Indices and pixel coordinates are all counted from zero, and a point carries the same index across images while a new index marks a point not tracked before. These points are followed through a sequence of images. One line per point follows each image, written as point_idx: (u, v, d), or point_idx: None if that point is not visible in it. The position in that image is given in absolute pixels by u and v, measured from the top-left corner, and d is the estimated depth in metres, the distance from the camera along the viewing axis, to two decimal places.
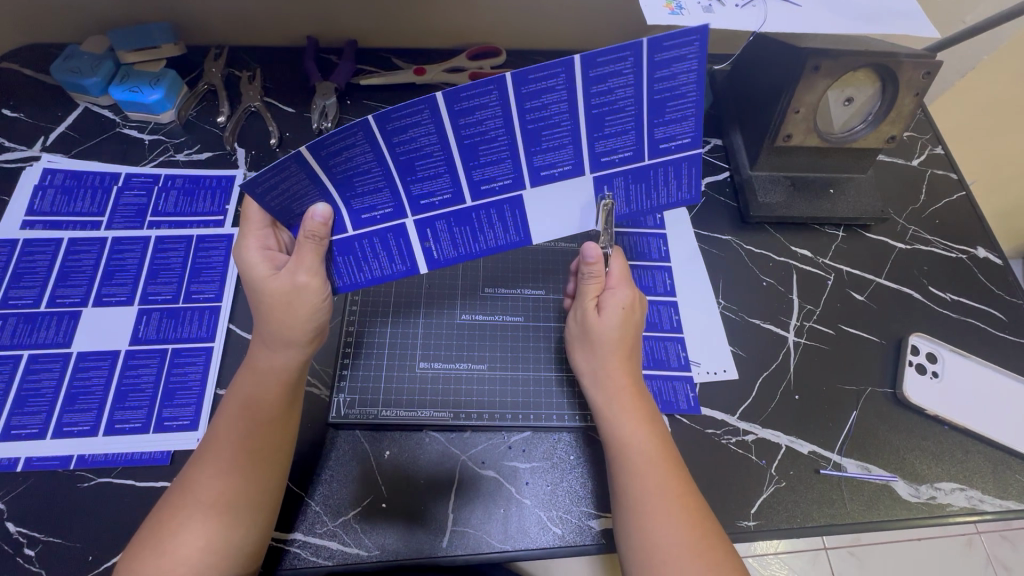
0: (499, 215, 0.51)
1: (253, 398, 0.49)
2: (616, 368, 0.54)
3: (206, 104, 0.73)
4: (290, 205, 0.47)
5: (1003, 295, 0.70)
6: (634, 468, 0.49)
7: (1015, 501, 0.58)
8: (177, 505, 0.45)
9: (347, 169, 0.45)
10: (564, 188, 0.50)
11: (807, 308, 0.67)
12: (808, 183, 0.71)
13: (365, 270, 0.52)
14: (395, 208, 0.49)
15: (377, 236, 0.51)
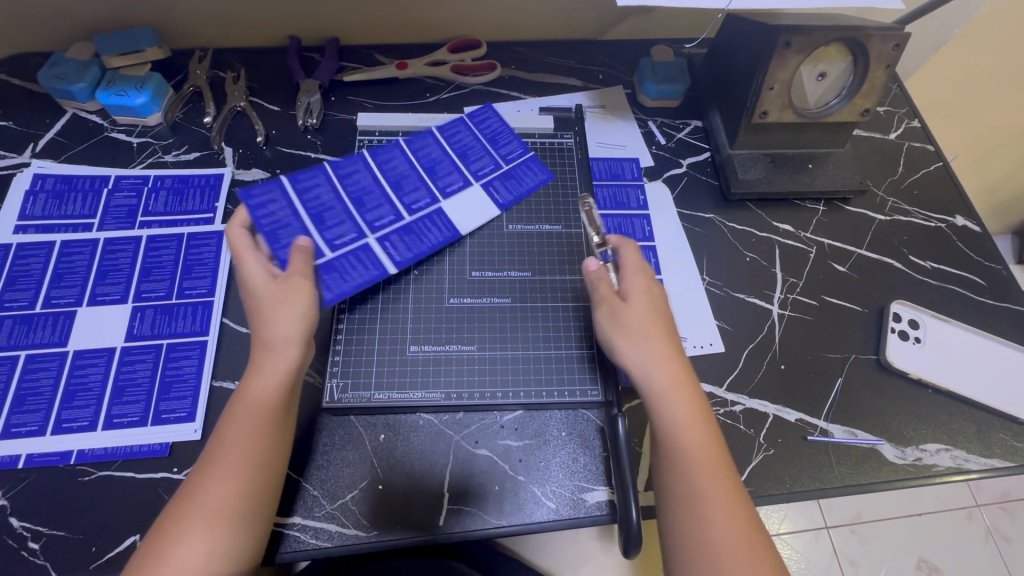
0: (435, 223, 0.64)
1: (262, 401, 0.49)
2: (668, 362, 0.53)
3: (192, 105, 0.74)
4: (271, 235, 0.58)
5: (983, 260, 0.71)
6: (689, 464, 0.49)
7: (999, 459, 0.59)
8: (184, 512, 0.46)
9: (315, 210, 0.61)
10: (469, 196, 0.67)
11: (790, 281, 0.68)
12: (786, 159, 0.73)
13: (340, 285, 0.57)
14: (357, 236, 0.61)
15: (351, 256, 0.60)
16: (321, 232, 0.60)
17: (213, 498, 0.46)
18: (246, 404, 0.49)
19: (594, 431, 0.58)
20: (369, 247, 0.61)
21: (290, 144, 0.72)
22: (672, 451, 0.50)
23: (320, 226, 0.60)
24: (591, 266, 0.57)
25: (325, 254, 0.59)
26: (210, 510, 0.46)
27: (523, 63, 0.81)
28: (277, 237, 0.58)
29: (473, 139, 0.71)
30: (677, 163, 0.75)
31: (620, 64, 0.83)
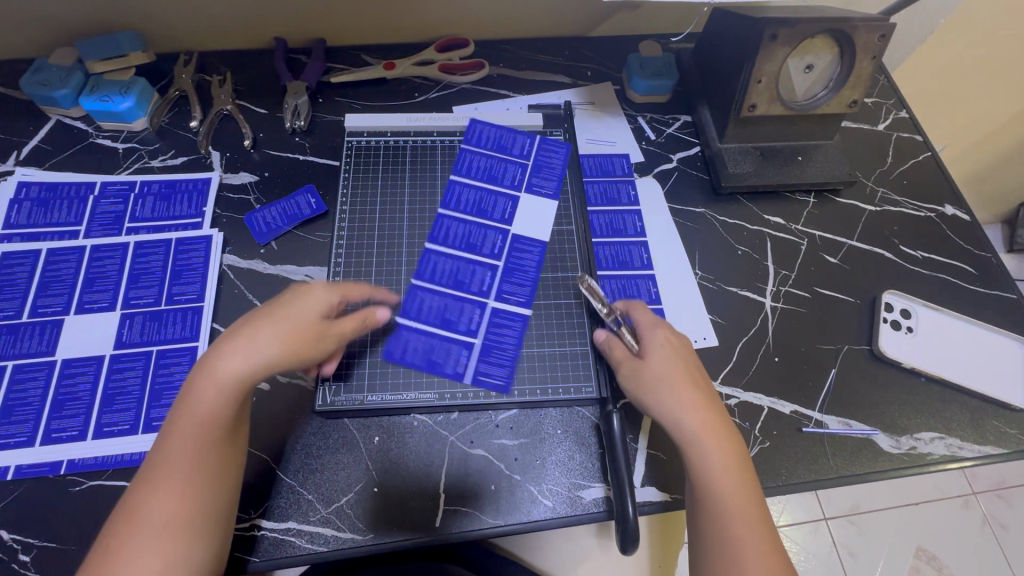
0: (524, 247, 0.66)
1: (203, 413, 0.46)
2: (699, 408, 0.51)
3: (179, 109, 0.73)
4: (487, 348, 0.60)
5: (972, 249, 0.71)
6: (719, 510, 0.47)
7: (993, 446, 0.60)
8: (122, 521, 0.44)
9: (436, 316, 0.61)
10: (526, 208, 0.68)
11: (782, 274, 0.68)
12: (776, 152, 0.73)
13: (504, 362, 0.59)
14: (486, 308, 0.62)
15: (494, 328, 0.61)
16: (491, 325, 0.61)
17: (151, 511, 0.44)
18: (187, 417, 0.46)
19: (590, 427, 0.58)
20: (500, 308, 0.62)
21: (278, 147, 0.72)
22: (705, 496, 0.48)
23: (453, 326, 0.61)
24: (599, 337, 0.58)
25: (473, 341, 0.60)
26: (148, 521, 0.43)
27: (511, 61, 0.81)
28: (492, 351, 0.60)
29: (488, 159, 0.71)
30: (668, 158, 0.75)
31: (608, 61, 0.83)
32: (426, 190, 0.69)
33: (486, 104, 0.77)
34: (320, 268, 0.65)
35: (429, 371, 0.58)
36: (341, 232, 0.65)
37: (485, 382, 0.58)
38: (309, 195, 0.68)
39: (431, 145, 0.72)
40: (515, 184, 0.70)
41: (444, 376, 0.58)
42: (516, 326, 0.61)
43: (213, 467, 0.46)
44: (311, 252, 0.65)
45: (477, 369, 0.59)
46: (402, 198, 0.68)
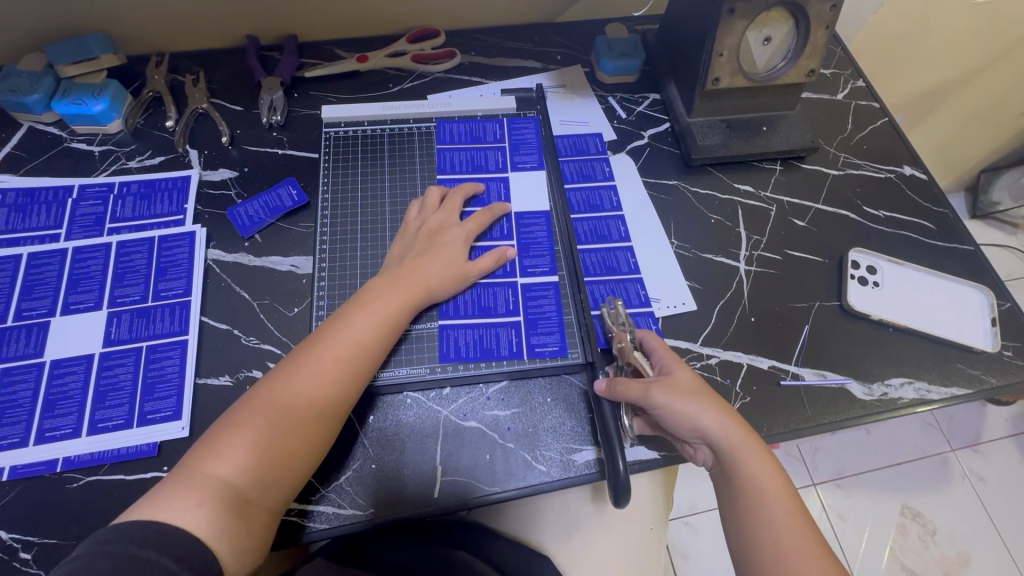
0: (531, 221, 0.68)
1: (308, 383, 0.51)
2: (730, 415, 0.53)
3: (153, 110, 0.73)
4: (533, 322, 0.62)
5: (931, 206, 0.75)
6: (769, 514, 0.49)
7: (958, 386, 0.63)
8: (228, 436, 0.48)
9: (474, 308, 0.62)
10: (520, 184, 0.71)
11: (754, 239, 0.71)
12: (741, 124, 0.76)
13: (552, 329, 0.62)
14: (517, 286, 0.64)
15: (536, 302, 0.63)
16: (528, 300, 0.63)
17: (255, 441, 0.48)
18: (292, 383, 0.51)
19: (579, 393, 0.60)
20: (530, 283, 0.64)
21: (255, 142, 0.72)
22: (755, 502, 0.49)
23: (493, 312, 0.62)
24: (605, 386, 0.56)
25: (518, 318, 0.62)
26: (248, 453, 0.48)
27: (482, 49, 0.83)
28: (539, 323, 0.62)
29: (465, 152, 0.72)
30: (639, 135, 0.78)
31: (577, 44, 0.85)
32: (405, 177, 0.70)
33: (459, 91, 0.78)
34: (306, 257, 0.65)
35: (485, 359, 0.60)
36: (324, 220, 0.67)
37: (544, 353, 0.60)
38: (290, 187, 0.69)
39: (407, 133, 0.73)
40: (500, 167, 0.71)
41: (502, 358, 0.60)
42: (552, 294, 0.64)
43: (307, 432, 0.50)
44: (295, 243, 0.66)
45: (530, 342, 0.61)
46: (382, 185, 0.70)
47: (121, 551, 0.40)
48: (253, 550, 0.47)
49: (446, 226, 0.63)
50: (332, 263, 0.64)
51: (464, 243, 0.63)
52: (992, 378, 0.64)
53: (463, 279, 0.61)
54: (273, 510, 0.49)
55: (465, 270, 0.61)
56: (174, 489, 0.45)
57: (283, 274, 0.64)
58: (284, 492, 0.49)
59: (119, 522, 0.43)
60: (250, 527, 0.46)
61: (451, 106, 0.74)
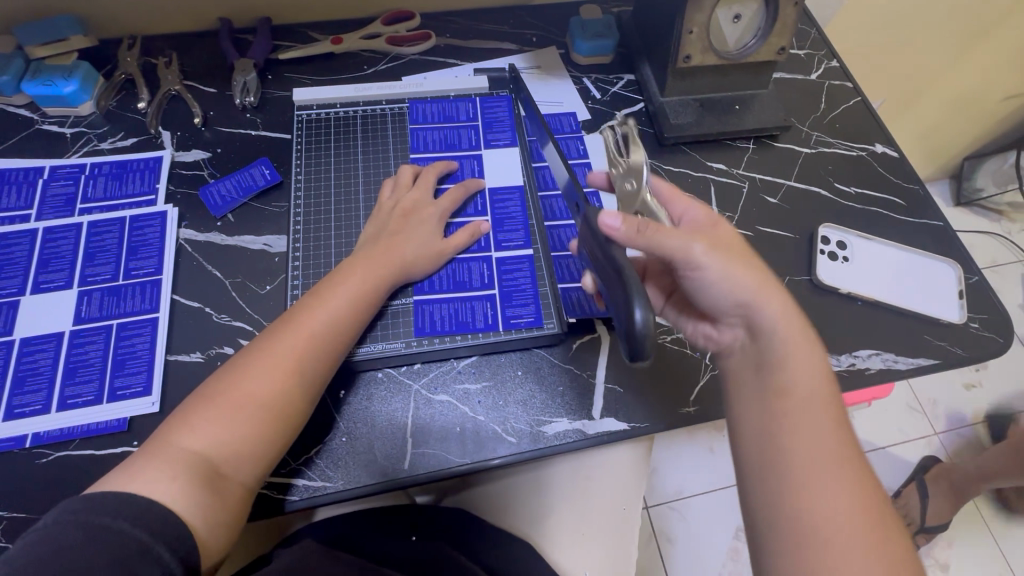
0: (504, 197, 0.68)
1: (287, 360, 0.51)
2: (783, 305, 0.49)
3: (125, 92, 0.73)
4: (507, 295, 0.62)
5: (902, 182, 0.76)
6: (799, 419, 0.44)
7: (925, 357, 0.64)
8: (201, 411, 0.48)
9: (448, 283, 0.63)
10: (495, 161, 0.71)
11: (727, 215, 0.72)
12: (715, 103, 0.76)
13: (527, 302, 0.62)
14: (492, 261, 0.64)
15: (511, 275, 0.63)
16: (503, 274, 0.63)
17: (230, 415, 0.48)
18: (271, 359, 0.51)
19: (550, 367, 0.60)
20: (505, 257, 0.65)
21: (229, 123, 0.72)
22: (789, 399, 0.46)
23: (467, 287, 0.62)
24: (613, 225, 0.48)
25: (492, 292, 0.62)
26: (225, 428, 0.47)
27: (458, 32, 0.83)
28: (513, 296, 0.62)
29: (439, 131, 0.72)
30: (614, 115, 0.78)
31: (553, 27, 0.85)
32: (379, 157, 0.70)
33: (434, 72, 0.78)
34: (279, 236, 0.65)
35: (460, 332, 0.60)
36: (298, 199, 0.67)
37: (519, 324, 0.61)
38: (263, 167, 0.69)
39: (381, 113, 0.73)
40: (474, 145, 0.72)
41: (477, 330, 0.60)
42: (526, 267, 0.64)
43: (286, 407, 0.50)
44: (268, 222, 0.66)
45: (506, 315, 0.61)
46: (355, 164, 0.70)
47: (91, 520, 0.39)
48: (228, 524, 0.46)
49: (421, 204, 0.64)
50: (306, 241, 0.64)
51: (438, 221, 0.64)
52: (959, 348, 0.65)
53: (438, 256, 0.62)
54: (248, 486, 0.48)
55: (439, 248, 0.62)
56: (146, 463, 0.45)
57: (256, 253, 0.64)
58: (259, 468, 0.49)
59: (88, 492, 0.41)
60: (225, 502, 0.46)
61: (424, 87, 0.74)
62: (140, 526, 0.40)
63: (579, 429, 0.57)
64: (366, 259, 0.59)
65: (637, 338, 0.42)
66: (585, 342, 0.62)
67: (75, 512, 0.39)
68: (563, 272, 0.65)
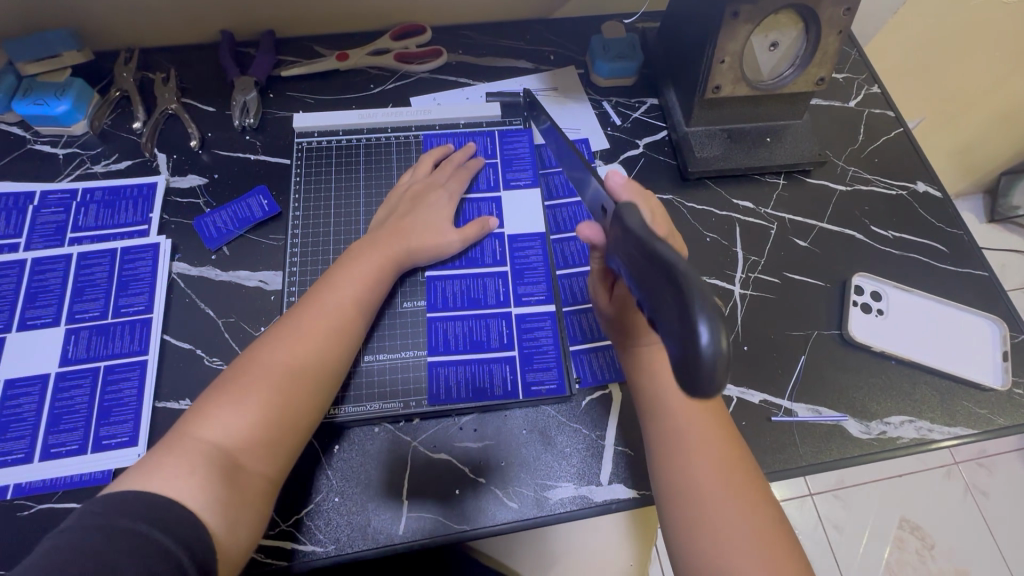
0: (526, 244, 0.64)
1: (300, 342, 0.50)
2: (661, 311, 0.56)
3: (121, 111, 0.70)
4: (528, 357, 0.59)
5: (944, 226, 0.70)
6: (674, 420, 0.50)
7: (963, 426, 0.59)
8: (216, 401, 0.46)
9: (465, 342, 0.59)
10: (519, 200, 0.67)
11: (752, 260, 0.67)
12: (743, 134, 0.71)
13: (549, 365, 0.58)
14: (511, 317, 0.60)
15: (534, 333, 0.60)
16: (522, 333, 0.60)
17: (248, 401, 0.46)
18: (283, 341, 0.50)
19: (557, 427, 0.56)
20: (525, 313, 0.61)
21: (227, 147, 0.69)
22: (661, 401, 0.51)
23: (485, 346, 0.59)
24: None
25: (512, 353, 0.59)
26: (241, 415, 0.45)
27: (471, 48, 0.78)
28: (535, 359, 0.58)
29: None
30: (634, 144, 0.73)
31: (573, 44, 0.79)
32: (383, 192, 0.67)
33: (445, 94, 0.74)
34: (275, 273, 0.62)
35: (477, 398, 0.56)
36: (296, 234, 0.64)
37: (540, 392, 0.57)
38: (261, 197, 0.65)
39: (386, 142, 0.70)
40: (492, 186, 0.68)
41: (495, 399, 0.56)
42: (549, 325, 0.60)
43: (302, 390, 0.49)
44: (264, 257, 0.63)
45: (526, 380, 0.57)
46: (357, 197, 0.66)
47: (113, 523, 0.37)
48: (248, 528, 0.43)
49: (431, 187, 0.64)
50: (302, 280, 0.61)
51: (447, 203, 0.64)
52: (1001, 417, 0.60)
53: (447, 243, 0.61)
54: (271, 477, 0.46)
55: (450, 232, 0.62)
56: (166, 455, 0.43)
57: (251, 291, 0.61)
58: (281, 455, 0.47)
59: (106, 494, 0.39)
60: (245, 495, 0.44)
61: (433, 114, 0.71)
62: (160, 526, 0.38)
63: (584, 496, 0.54)
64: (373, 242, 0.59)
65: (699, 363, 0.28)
66: (595, 400, 0.58)
67: (98, 516, 0.37)
68: (578, 330, 0.61)
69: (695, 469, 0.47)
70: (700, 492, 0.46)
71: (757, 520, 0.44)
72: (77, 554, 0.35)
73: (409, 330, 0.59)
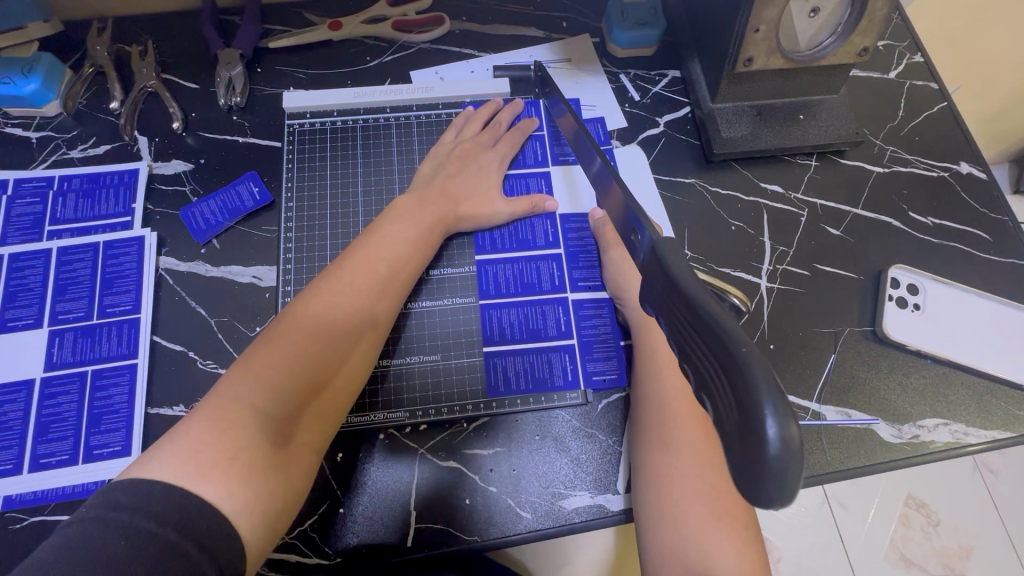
0: (577, 226, 0.61)
1: (347, 297, 0.46)
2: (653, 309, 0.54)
3: (97, 88, 0.64)
4: (587, 346, 0.56)
5: (988, 212, 0.65)
6: (659, 418, 0.48)
7: (1000, 429, 0.56)
8: (250, 362, 0.40)
9: (521, 330, 0.56)
10: (567, 178, 0.63)
11: (780, 250, 0.62)
12: (774, 111, 0.64)
13: (609, 355, 0.56)
14: (567, 303, 0.58)
15: (589, 323, 0.57)
16: (580, 321, 0.57)
17: (291, 362, 0.41)
18: (326, 294, 0.45)
19: (571, 433, 0.53)
20: (581, 299, 0.58)
21: (212, 128, 0.63)
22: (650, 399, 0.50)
23: (543, 335, 0.56)
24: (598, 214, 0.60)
25: (570, 342, 0.56)
26: (284, 378, 0.40)
27: (476, 14, 0.71)
28: (594, 347, 0.56)
29: None
30: (654, 122, 0.67)
31: (588, 8, 0.72)
32: (384, 176, 0.62)
33: (448, 67, 0.68)
34: (269, 268, 0.58)
35: (538, 390, 0.54)
36: (290, 226, 0.59)
37: (602, 382, 0.55)
38: (251, 183, 0.60)
39: (384, 123, 0.64)
40: (539, 160, 0.64)
41: (556, 389, 0.55)
42: (606, 312, 0.58)
43: (348, 353, 0.44)
44: (257, 251, 0.58)
45: (587, 370, 0.55)
46: (354, 182, 0.61)
47: (136, 526, 0.30)
48: (279, 527, 0.37)
49: (479, 148, 0.61)
50: (300, 275, 0.57)
51: (497, 167, 0.61)
52: None
53: (486, 207, 0.58)
54: (315, 448, 0.41)
55: (494, 194, 0.60)
56: (207, 426, 0.36)
57: (244, 287, 0.57)
58: (328, 425, 0.42)
59: (121, 480, 0.32)
60: (291, 475, 0.38)
61: (436, 91, 0.65)
62: (191, 536, 0.31)
63: (601, 506, 0.51)
64: (404, 202, 0.55)
65: (765, 469, 0.20)
66: (612, 404, 0.55)
67: (122, 510, 0.30)
68: (618, 328, 0.57)
69: (676, 451, 0.46)
70: (680, 472, 0.45)
71: (728, 503, 0.44)
72: (93, 562, 0.28)
73: (418, 334, 0.56)
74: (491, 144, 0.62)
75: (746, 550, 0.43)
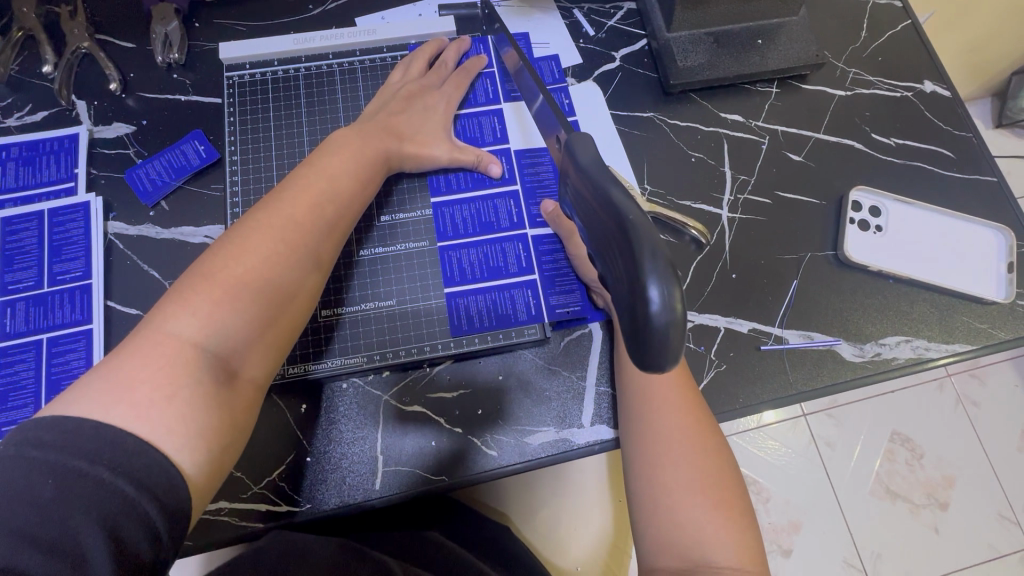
0: (533, 163, 0.60)
1: (289, 232, 0.44)
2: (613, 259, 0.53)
3: (28, 53, 0.61)
4: (548, 280, 0.56)
5: (952, 130, 0.64)
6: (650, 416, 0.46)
7: (961, 343, 0.56)
8: (185, 298, 0.39)
9: (481, 269, 0.56)
10: (520, 115, 0.62)
11: (741, 179, 0.61)
12: (731, 38, 0.62)
13: (570, 288, 0.56)
14: (527, 240, 0.57)
15: (548, 257, 0.57)
16: (541, 256, 0.57)
17: (230, 299, 0.40)
18: (265, 228, 0.43)
19: (535, 370, 0.54)
20: (541, 235, 0.57)
21: (152, 88, 0.61)
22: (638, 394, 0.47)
23: (503, 272, 0.56)
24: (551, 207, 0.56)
25: (531, 277, 0.56)
26: (224, 314, 0.39)
27: None
28: (555, 280, 0.56)
29: None
30: (610, 57, 0.65)
31: None
32: (332, 125, 0.60)
33: (394, 12, 0.65)
34: (221, 226, 0.57)
35: (500, 326, 0.54)
36: (236, 182, 0.58)
37: (564, 314, 0.55)
38: (196, 142, 0.59)
39: (329, 70, 0.62)
40: (490, 99, 0.62)
41: (517, 323, 0.54)
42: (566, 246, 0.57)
43: (291, 288, 0.43)
44: (207, 210, 0.57)
45: (549, 303, 0.55)
46: (300, 134, 0.60)
47: (65, 464, 0.30)
48: (224, 464, 0.38)
49: (426, 90, 0.59)
50: None
51: (445, 109, 0.59)
52: (1001, 331, 0.57)
53: (435, 148, 0.57)
54: (258, 382, 0.42)
55: (441, 135, 0.58)
56: (147, 364, 0.36)
57: (197, 247, 0.56)
58: (271, 360, 0.42)
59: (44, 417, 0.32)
60: (234, 410, 0.39)
61: (379, 34, 0.63)
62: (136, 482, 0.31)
63: (566, 439, 0.52)
64: (343, 133, 0.53)
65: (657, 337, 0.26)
66: (575, 339, 0.55)
67: (46, 449, 0.31)
68: None
69: (671, 451, 0.44)
70: (674, 470, 0.44)
71: (722, 496, 0.43)
72: None
73: (372, 279, 0.55)
74: (437, 84, 0.61)
75: (743, 542, 0.42)
